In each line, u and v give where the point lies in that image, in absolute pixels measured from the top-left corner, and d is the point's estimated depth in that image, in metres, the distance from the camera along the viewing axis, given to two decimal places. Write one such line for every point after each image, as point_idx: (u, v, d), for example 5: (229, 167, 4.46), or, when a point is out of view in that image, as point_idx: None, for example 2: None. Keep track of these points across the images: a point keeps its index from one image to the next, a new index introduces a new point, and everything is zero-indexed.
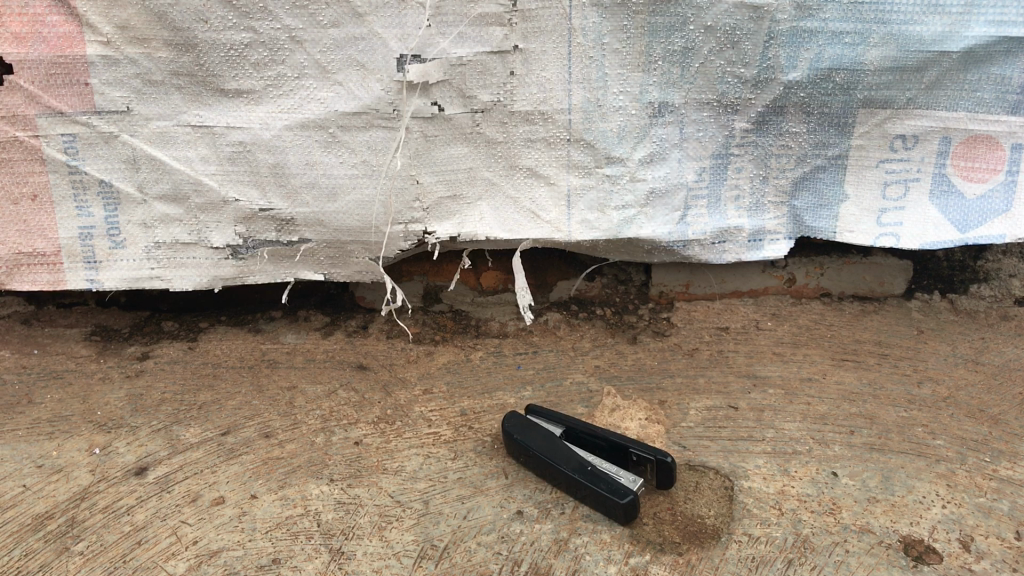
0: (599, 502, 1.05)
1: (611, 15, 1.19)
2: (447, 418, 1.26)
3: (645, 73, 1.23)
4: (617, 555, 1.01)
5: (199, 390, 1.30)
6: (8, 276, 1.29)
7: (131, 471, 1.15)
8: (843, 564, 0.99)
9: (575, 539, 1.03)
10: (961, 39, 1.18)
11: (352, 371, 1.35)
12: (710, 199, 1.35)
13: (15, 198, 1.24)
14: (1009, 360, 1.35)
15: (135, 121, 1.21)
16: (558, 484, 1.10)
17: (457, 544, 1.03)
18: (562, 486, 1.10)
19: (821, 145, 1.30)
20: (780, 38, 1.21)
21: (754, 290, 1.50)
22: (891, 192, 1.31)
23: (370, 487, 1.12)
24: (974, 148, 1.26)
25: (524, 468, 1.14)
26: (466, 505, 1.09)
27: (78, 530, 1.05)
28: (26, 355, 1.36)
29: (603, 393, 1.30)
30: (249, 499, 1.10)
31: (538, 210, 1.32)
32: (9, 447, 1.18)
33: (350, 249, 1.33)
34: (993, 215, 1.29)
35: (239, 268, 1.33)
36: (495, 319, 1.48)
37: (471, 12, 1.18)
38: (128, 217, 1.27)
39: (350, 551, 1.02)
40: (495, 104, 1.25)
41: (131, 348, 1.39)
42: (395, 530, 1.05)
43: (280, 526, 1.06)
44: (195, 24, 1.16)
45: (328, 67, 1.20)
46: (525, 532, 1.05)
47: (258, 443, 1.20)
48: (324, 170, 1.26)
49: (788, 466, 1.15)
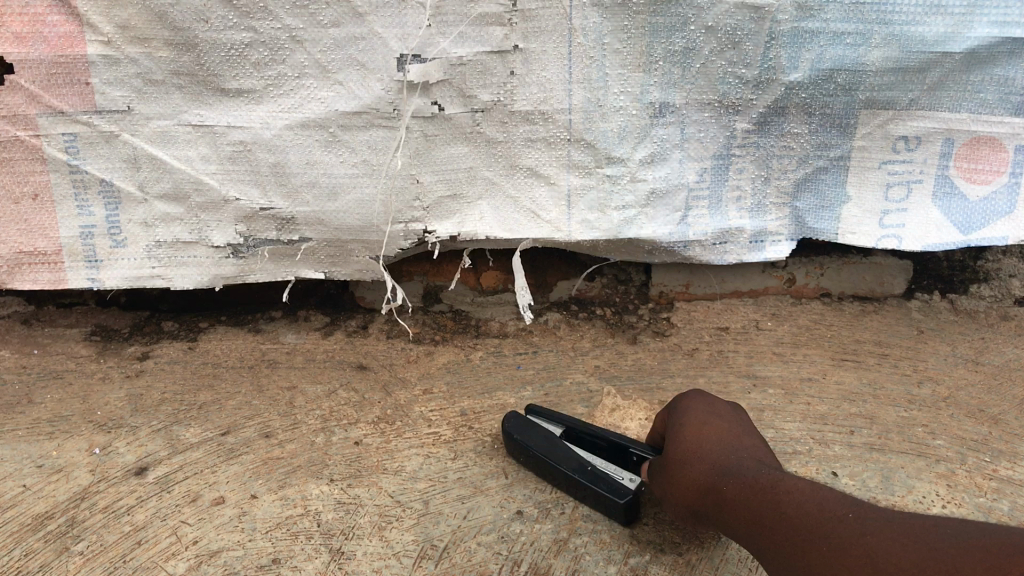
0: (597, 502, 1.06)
1: (612, 15, 1.19)
2: (447, 418, 1.26)
3: (646, 73, 1.23)
4: (617, 555, 1.02)
5: (199, 390, 1.30)
6: (9, 275, 1.29)
7: (131, 471, 1.15)
8: None
9: (575, 539, 1.04)
10: (964, 40, 1.18)
11: (352, 371, 1.35)
12: (711, 200, 1.34)
13: (16, 196, 1.24)
14: (1009, 360, 1.36)
15: (136, 121, 1.21)
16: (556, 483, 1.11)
17: (457, 544, 1.04)
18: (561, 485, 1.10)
19: (823, 145, 1.29)
20: (781, 39, 1.21)
21: (755, 290, 1.50)
22: (894, 194, 1.31)
23: (370, 487, 1.13)
24: (977, 149, 1.26)
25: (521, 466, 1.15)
26: (466, 505, 1.10)
27: (78, 530, 1.05)
28: (26, 355, 1.35)
29: (603, 393, 1.30)
30: (249, 499, 1.10)
31: (538, 210, 1.32)
32: (9, 447, 1.18)
33: (350, 248, 1.33)
34: (995, 217, 1.29)
35: (239, 267, 1.33)
36: (495, 319, 1.48)
37: (471, 12, 1.18)
38: (128, 216, 1.27)
39: (351, 551, 1.03)
40: (495, 104, 1.24)
41: (131, 347, 1.39)
42: (395, 530, 1.06)
43: (280, 526, 1.06)
44: (195, 24, 1.15)
45: (328, 67, 1.20)
46: (525, 532, 1.06)
47: (258, 443, 1.20)
48: (325, 170, 1.26)
49: (788, 466, 1.15)
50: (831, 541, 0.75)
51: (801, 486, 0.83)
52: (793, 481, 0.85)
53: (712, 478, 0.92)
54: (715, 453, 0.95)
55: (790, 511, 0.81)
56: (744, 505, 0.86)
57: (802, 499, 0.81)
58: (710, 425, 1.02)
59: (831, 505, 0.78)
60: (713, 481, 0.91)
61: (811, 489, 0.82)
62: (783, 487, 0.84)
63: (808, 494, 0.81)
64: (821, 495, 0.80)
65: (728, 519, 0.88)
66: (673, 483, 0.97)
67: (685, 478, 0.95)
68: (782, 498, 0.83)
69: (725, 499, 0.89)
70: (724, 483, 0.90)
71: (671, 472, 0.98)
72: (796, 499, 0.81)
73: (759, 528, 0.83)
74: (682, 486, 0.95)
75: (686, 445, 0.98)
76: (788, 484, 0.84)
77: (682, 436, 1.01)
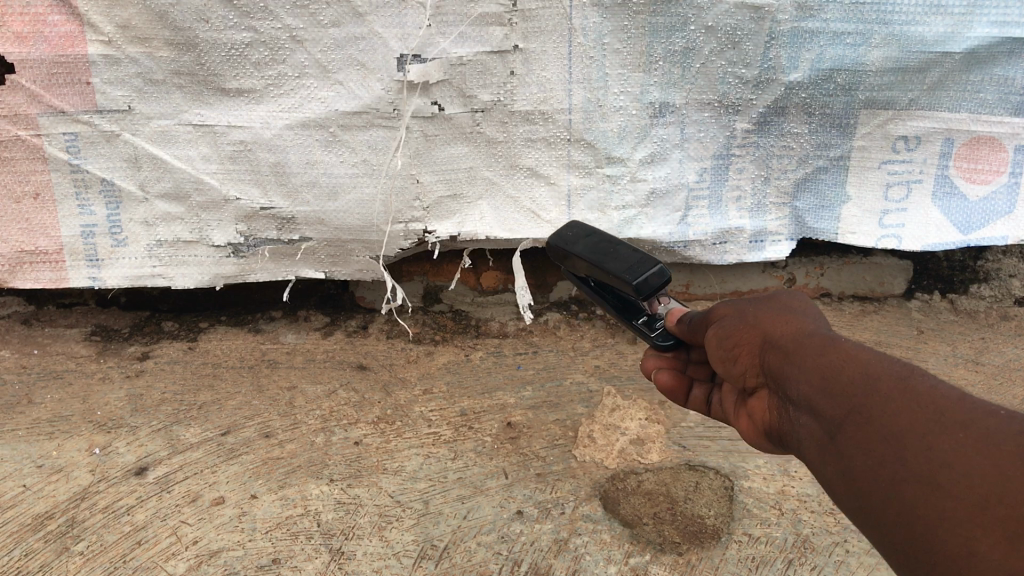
0: (650, 262, 0.84)
1: (612, 15, 1.19)
2: (447, 418, 1.26)
3: (646, 73, 1.23)
4: (617, 555, 1.07)
5: (199, 390, 1.29)
6: (10, 274, 1.29)
7: (131, 471, 1.16)
8: (843, 564, 1.07)
9: (575, 540, 1.09)
10: (964, 40, 1.18)
11: (352, 371, 1.34)
12: (711, 200, 1.34)
13: (17, 196, 1.24)
14: (1009, 360, 1.36)
15: (136, 120, 1.21)
16: (602, 245, 0.90)
17: (457, 544, 1.08)
18: (601, 248, 0.89)
19: (823, 146, 1.29)
20: (781, 38, 1.21)
21: (754, 291, 1.49)
22: (893, 193, 1.31)
23: (370, 487, 1.15)
24: (977, 149, 1.27)
25: (563, 234, 0.95)
26: (466, 505, 1.13)
27: (78, 530, 1.08)
28: (26, 355, 1.34)
29: (603, 393, 1.30)
30: (249, 499, 1.13)
31: (538, 210, 1.32)
32: (9, 447, 1.19)
33: (350, 248, 1.33)
34: (995, 217, 1.31)
35: (240, 267, 1.33)
36: (495, 319, 1.46)
37: (471, 12, 1.18)
38: (129, 215, 1.27)
39: (351, 551, 1.07)
40: (495, 104, 1.24)
41: (131, 347, 1.37)
42: (395, 530, 1.09)
43: (280, 526, 1.09)
44: (196, 24, 1.15)
45: (328, 66, 1.20)
46: (525, 532, 1.10)
47: (258, 443, 1.21)
48: (325, 170, 1.26)
49: (789, 466, 1.20)
50: (918, 479, 0.47)
51: (947, 398, 0.49)
52: (952, 391, 0.50)
53: (790, 338, 0.63)
54: (807, 318, 0.66)
55: (915, 397, 0.50)
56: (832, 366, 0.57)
57: (914, 400, 0.50)
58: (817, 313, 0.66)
59: (972, 440, 0.46)
60: (786, 340, 0.63)
61: (997, 431, 0.46)
62: (900, 389, 0.51)
63: (968, 422, 0.47)
64: (987, 426, 0.46)
65: (783, 396, 0.62)
66: (720, 328, 0.71)
67: (744, 326, 0.69)
68: (888, 393, 0.52)
69: (789, 362, 0.61)
70: (802, 349, 0.61)
71: (730, 313, 0.71)
72: (909, 403, 0.50)
73: (847, 396, 0.54)
74: (729, 337, 0.69)
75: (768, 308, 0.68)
76: (924, 386, 0.51)
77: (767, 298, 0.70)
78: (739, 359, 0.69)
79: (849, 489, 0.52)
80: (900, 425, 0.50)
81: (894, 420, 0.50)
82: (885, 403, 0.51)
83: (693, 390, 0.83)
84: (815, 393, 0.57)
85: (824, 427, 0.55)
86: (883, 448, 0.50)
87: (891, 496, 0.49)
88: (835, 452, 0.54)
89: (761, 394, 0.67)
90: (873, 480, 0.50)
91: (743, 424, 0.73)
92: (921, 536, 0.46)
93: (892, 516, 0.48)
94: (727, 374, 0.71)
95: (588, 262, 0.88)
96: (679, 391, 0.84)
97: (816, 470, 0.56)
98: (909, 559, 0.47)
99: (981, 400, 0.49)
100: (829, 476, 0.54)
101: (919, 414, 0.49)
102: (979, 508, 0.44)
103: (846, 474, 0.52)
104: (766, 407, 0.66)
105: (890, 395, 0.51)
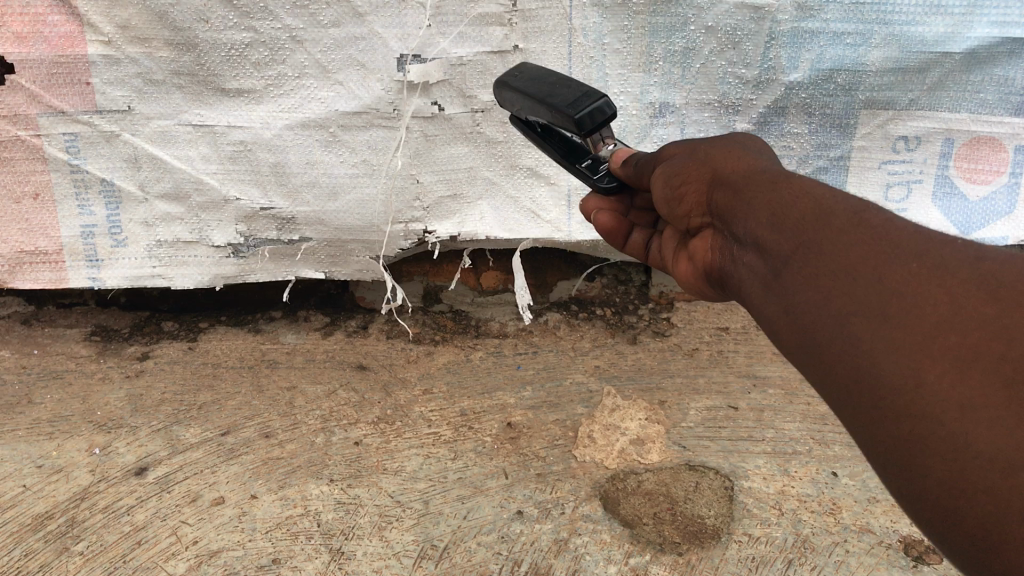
0: (596, 96, 0.83)
1: (612, 15, 1.19)
2: (446, 418, 1.26)
3: (646, 73, 1.24)
4: (617, 555, 1.08)
5: (199, 390, 1.29)
6: (10, 274, 1.29)
7: (131, 471, 1.17)
8: (843, 564, 1.08)
9: (575, 540, 1.10)
10: (964, 40, 1.18)
11: (352, 371, 1.33)
12: None
13: (16, 196, 1.24)
14: None
15: (136, 120, 1.21)
16: (550, 84, 0.89)
17: (457, 544, 1.09)
18: (549, 87, 0.88)
19: (823, 146, 1.29)
20: (781, 39, 1.21)
21: None
22: (893, 194, 1.30)
23: (370, 487, 1.16)
24: (977, 149, 1.27)
25: (512, 80, 0.94)
26: (466, 505, 1.14)
27: (78, 530, 1.10)
28: (26, 356, 1.34)
29: (603, 393, 1.30)
30: (249, 499, 1.14)
31: (538, 210, 1.32)
32: (9, 447, 1.20)
33: (350, 248, 1.33)
34: (996, 217, 1.31)
35: (239, 267, 1.32)
36: (495, 319, 1.45)
37: (472, 12, 1.18)
38: (129, 215, 1.27)
39: (351, 551, 1.08)
40: (495, 104, 1.24)
41: (131, 347, 1.36)
42: (395, 530, 1.10)
43: (280, 526, 1.11)
44: (195, 24, 1.15)
45: (328, 67, 1.20)
46: (525, 532, 1.11)
47: (258, 443, 1.21)
48: (325, 170, 1.26)
49: (788, 466, 1.19)
50: (864, 308, 0.48)
51: (896, 228, 0.51)
52: (902, 223, 0.52)
53: (741, 175, 0.66)
54: (759, 157, 0.68)
55: (866, 226, 0.52)
56: (787, 200, 0.58)
57: (871, 233, 0.51)
58: (767, 160, 0.68)
59: (926, 272, 0.47)
60: (737, 177, 0.66)
61: (954, 264, 0.47)
62: (854, 222, 0.53)
63: (920, 253, 0.49)
64: (943, 257, 0.48)
65: (731, 231, 0.64)
66: (670, 165, 0.72)
67: (694, 163, 0.70)
68: (841, 224, 0.53)
69: (739, 198, 0.63)
70: (753, 186, 0.63)
71: (682, 151, 0.73)
72: (863, 234, 0.51)
73: (796, 224, 0.56)
74: (678, 175, 0.71)
75: (727, 152, 0.70)
76: (877, 219, 0.52)
77: (721, 141, 0.72)
78: (684, 197, 0.71)
79: (789, 320, 0.53)
80: (853, 256, 0.51)
81: (847, 251, 0.51)
82: (838, 234, 0.52)
83: (633, 233, 0.87)
84: (763, 227, 0.59)
85: (771, 262, 0.57)
86: (832, 280, 0.51)
87: (838, 328, 0.49)
88: (779, 285, 0.55)
89: (705, 232, 0.70)
90: (817, 309, 0.51)
91: (680, 268, 0.77)
92: (861, 365, 0.47)
93: (834, 347, 0.49)
94: (672, 212, 0.74)
95: (535, 101, 0.88)
96: (619, 233, 0.86)
97: (755, 303, 0.58)
98: (845, 391, 0.48)
99: (932, 233, 0.51)
100: (764, 305, 0.57)
101: (874, 246, 0.50)
102: (928, 338, 0.45)
103: (788, 305, 0.53)
104: (708, 246, 0.69)
105: (842, 227, 0.53)
